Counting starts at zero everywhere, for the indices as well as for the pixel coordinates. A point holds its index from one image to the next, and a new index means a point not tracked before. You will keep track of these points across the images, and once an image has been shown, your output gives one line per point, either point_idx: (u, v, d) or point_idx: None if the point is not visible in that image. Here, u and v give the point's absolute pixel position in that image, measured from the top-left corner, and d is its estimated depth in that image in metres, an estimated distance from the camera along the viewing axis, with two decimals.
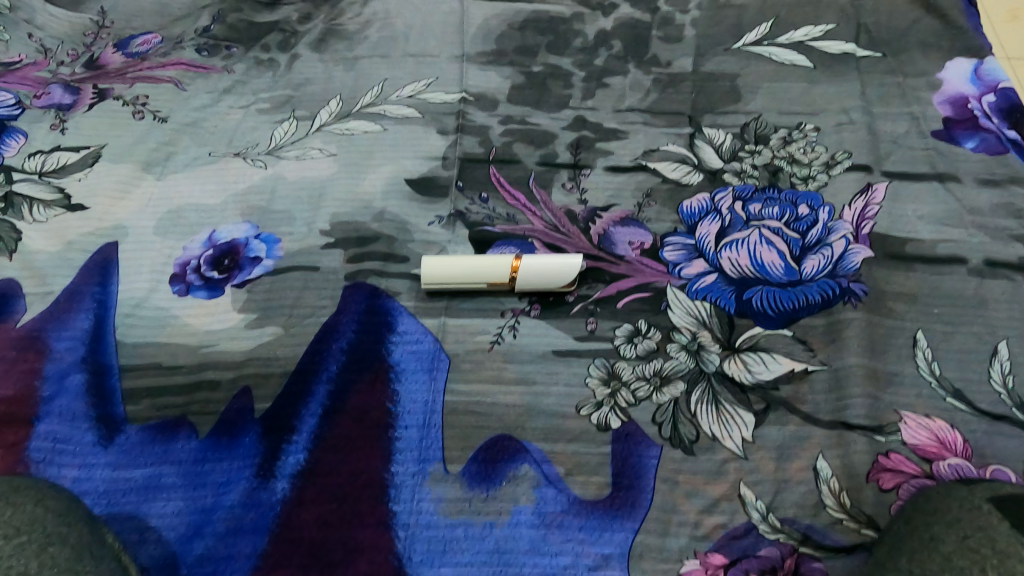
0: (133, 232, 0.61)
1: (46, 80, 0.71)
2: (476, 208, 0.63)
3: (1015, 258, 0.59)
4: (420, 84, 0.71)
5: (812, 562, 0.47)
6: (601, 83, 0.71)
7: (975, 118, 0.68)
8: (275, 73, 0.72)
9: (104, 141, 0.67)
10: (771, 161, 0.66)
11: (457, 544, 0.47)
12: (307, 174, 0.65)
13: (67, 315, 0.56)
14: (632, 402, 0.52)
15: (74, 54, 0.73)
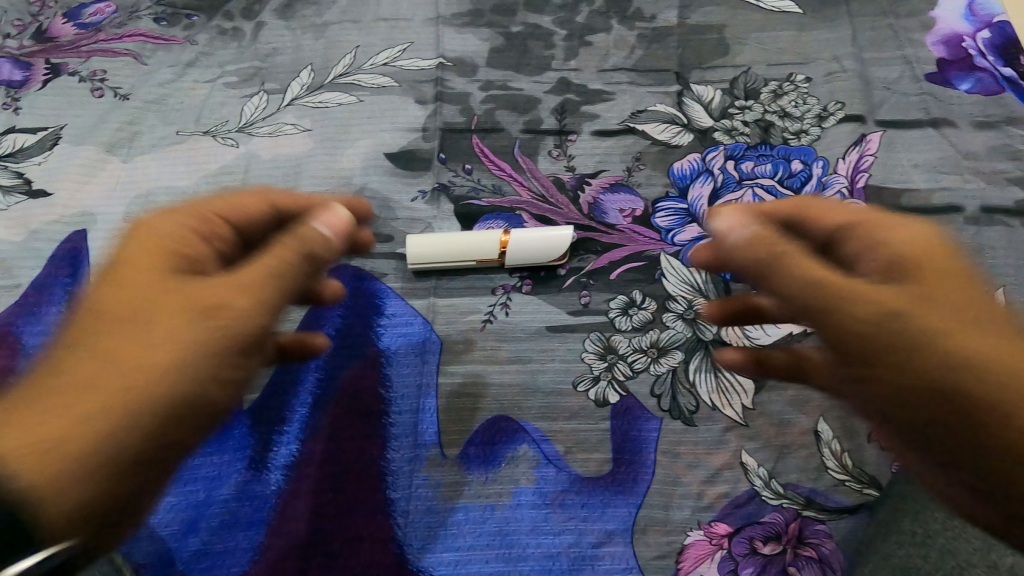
0: (102, 218, 0.59)
1: None
2: (460, 180, 0.60)
3: (1011, 203, 0.58)
4: (394, 51, 0.68)
5: (815, 525, 0.46)
6: (584, 42, 0.68)
7: (969, 58, 0.65)
8: (241, 44, 0.68)
9: (62, 122, 0.63)
10: (762, 116, 0.63)
11: (458, 528, 0.47)
12: (282, 152, 0.62)
13: (39, 308, 0.54)
14: (629, 375, 0.51)
15: (20, 24, 0.69)
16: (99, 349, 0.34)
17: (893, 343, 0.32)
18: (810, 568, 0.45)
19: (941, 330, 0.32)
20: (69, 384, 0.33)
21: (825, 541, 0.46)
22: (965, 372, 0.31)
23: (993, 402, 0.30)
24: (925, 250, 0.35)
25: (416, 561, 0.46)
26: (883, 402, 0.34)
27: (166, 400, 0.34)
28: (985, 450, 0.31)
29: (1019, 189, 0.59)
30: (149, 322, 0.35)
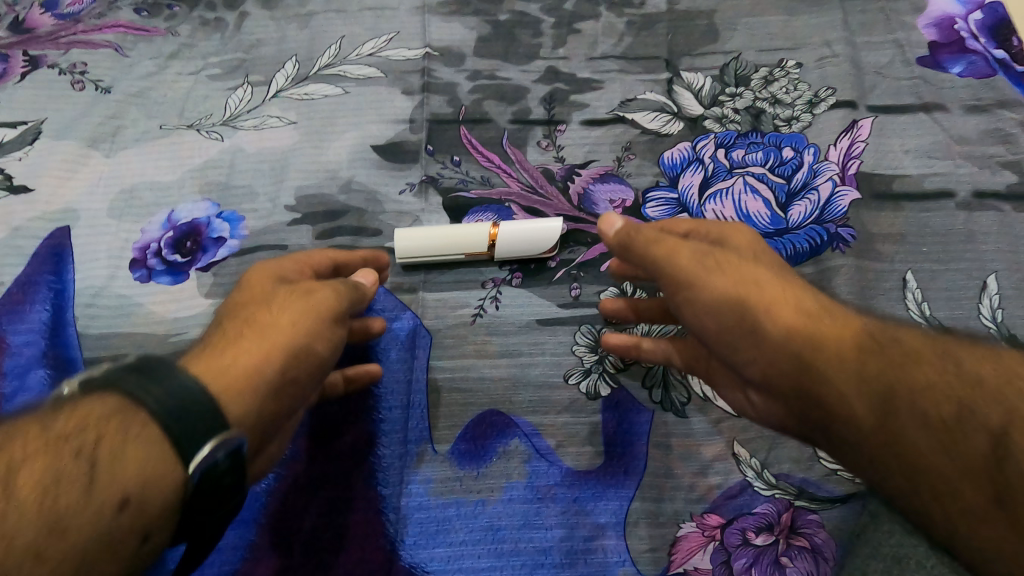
0: (85, 214, 0.58)
1: None
2: (448, 172, 0.60)
3: (1002, 187, 0.58)
4: (380, 40, 0.67)
5: (807, 515, 0.46)
6: (572, 29, 0.67)
7: (961, 41, 0.65)
8: (224, 35, 0.67)
9: (42, 116, 0.62)
10: (753, 103, 0.63)
11: (449, 524, 0.46)
12: (267, 145, 0.61)
13: (23, 307, 0.53)
14: (620, 367, 0.51)
15: None
16: (224, 344, 0.41)
17: (730, 301, 0.41)
18: (803, 558, 0.45)
19: (757, 288, 0.41)
20: (212, 355, 0.40)
21: (817, 530, 0.46)
22: (772, 317, 0.40)
23: (795, 339, 0.39)
24: (745, 239, 0.46)
25: (408, 558, 0.45)
26: (737, 358, 0.42)
27: (275, 368, 0.41)
28: (791, 381, 0.39)
29: (1011, 173, 0.58)
30: (273, 309, 0.43)
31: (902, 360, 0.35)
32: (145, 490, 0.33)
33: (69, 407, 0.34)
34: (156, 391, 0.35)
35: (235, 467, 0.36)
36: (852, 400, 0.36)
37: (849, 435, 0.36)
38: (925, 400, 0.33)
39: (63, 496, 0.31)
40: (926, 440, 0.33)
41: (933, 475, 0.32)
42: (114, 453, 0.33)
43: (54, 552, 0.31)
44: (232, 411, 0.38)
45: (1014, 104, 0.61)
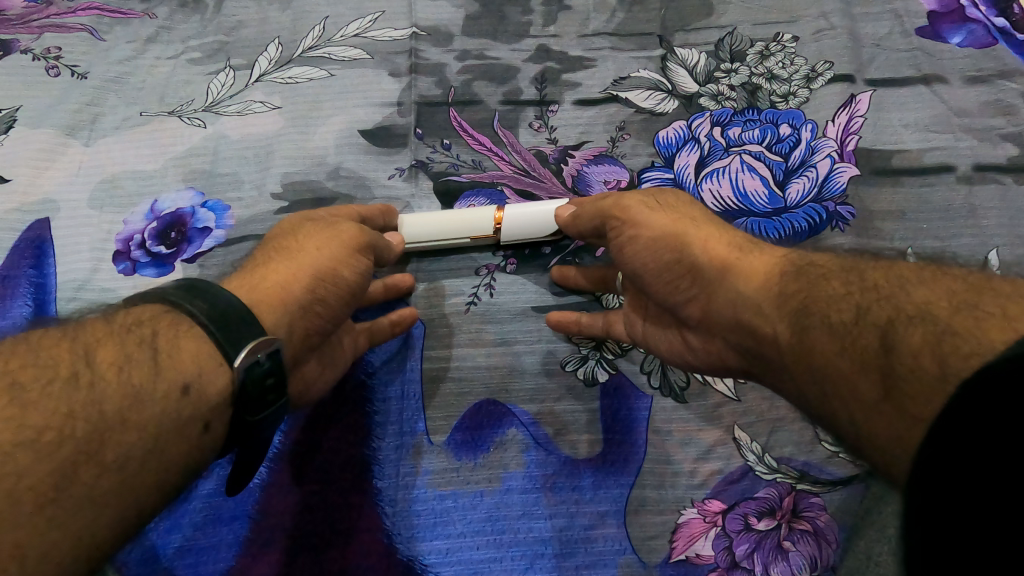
0: (65, 206, 0.56)
1: None
2: (438, 156, 0.58)
3: (1003, 160, 0.57)
4: (365, 20, 0.65)
5: (809, 498, 0.46)
6: (563, 5, 0.65)
7: (961, 9, 0.63)
8: (203, 16, 0.65)
9: (17, 104, 0.60)
10: (749, 79, 0.61)
11: (447, 515, 0.46)
12: (251, 131, 0.59)
13: (3, 302, 0.51)
14: (618, 353, 0.50)
15: None
16: (258, 266, 0.43)
17: (660, 241, 0.44)
18: (806, 542, 0.45)
19: (687, 228, 0.43)
20: (247, 274, 0.42)
21: (820, 514, 0.45)
22: (702, 247, 0.42)
23: (724, 270, 0.40)
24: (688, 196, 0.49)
25: (407, 550, 0.45)
26: (676, 300, 0.43)
27: (307, 286, 0.42)
28: (720, 308, 0.40)
29: (1012, 145, 0.57)
30: (301, 240, 0.45)
31: (816, 279, 0.36)
32: (204, 378, 0.34)
33: (126, 311, 0.36)
34: (205, 299, 0.36)
35: (276, 370, 0.37)
36: (772, 319, 0.37)
37: (773, 354, 0.37)
38: (829, 308, 0.34)
39: (134, 375, 0.32)
40: (827, 346, 0.33)
41: (839, 382, 0.32)
42: (175, 345, 0.34)
43: (133, 422, 0.31)
44: (266, 319, 0.39)
45: (1015, 74, 0.60)
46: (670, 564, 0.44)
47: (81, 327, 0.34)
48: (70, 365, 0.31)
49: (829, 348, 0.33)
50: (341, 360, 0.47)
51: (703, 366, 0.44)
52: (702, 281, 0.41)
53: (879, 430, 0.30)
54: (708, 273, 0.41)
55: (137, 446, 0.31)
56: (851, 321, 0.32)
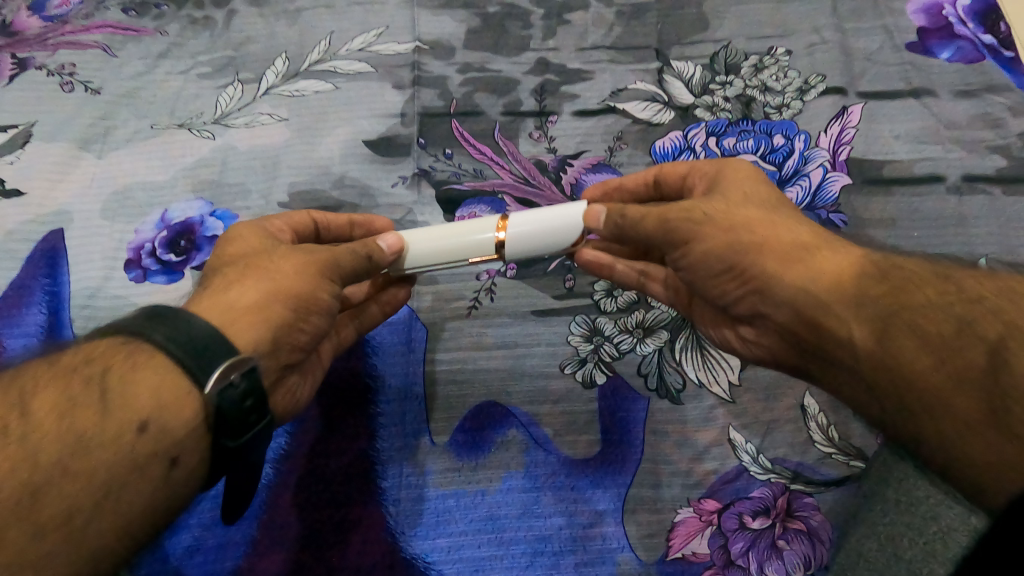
0: (78, 217, 0.58)
1: None
2: (440, 165, 0.60)
3: (992, 171, 0.58)
4: (369, 35, 0.67)
5: (803, 498, 0.47)
6: (562, 20, 0.67)
7: (949, 26, 0.65)
8: (213, 33, 0.67)
9: (33, 119, 0.62)
10: (744, 91, 0.63)
11: (449, 514, 0.47)
12: (258, 143, 0.61)
13: (19, 311, 0.53)
14: (615, 356, 0.51)
15: None
16: (230, 283, 0.41)
17: (722, 243, 0.43)
18: (800, 540, 0.46)
19: (743, 227, 0.43)
20: (217, 293, 0.41)
21: (813, 514, 0.46)
22: (771, 245, 0.41)
23: (793, 270, 0.40)
24: (746, 177, 0.47)
25: (410, 548, 0.46)
26: (737, 296, 0.44)
27: (288, 307, 0.41)
28: (783, 308, 0.41)
29: (1001, 157, 0.59)
30: (275, 257, 0.43)
31: (899, 284, 0.37)
32: (162, 412, 0.35)
33: (79, 345, 0.36)
34: (168, 327, 0.36)
35: (255, 390, 0.36)
36: (845, 322, 0.37)
37: (842, 354, 0.38)
38: (918, 318, 0.35)
39: (78, 421, 0.33)
40: (917, 358, 0.34)
41: (924, 392, 0.34)
42: (128, 380, 0.35)
43: (76, 471, 0.32)
44: (241, 342, 0.39)
45: (1002, 89, 0.62)
46: (667, 562, 0.45)
47: (31, 370, 0.35)
48: (8, 419, 0.32)
49: (921, 362, 0.34)
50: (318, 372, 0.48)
51: (749, 355, 0.47)
52: (763, 281, 0.41)
53: (956, 443, 0.33)
54: (771, 273, 0.41)
55: (84, 493, 0.32)
56: (952, 337, 0.34)
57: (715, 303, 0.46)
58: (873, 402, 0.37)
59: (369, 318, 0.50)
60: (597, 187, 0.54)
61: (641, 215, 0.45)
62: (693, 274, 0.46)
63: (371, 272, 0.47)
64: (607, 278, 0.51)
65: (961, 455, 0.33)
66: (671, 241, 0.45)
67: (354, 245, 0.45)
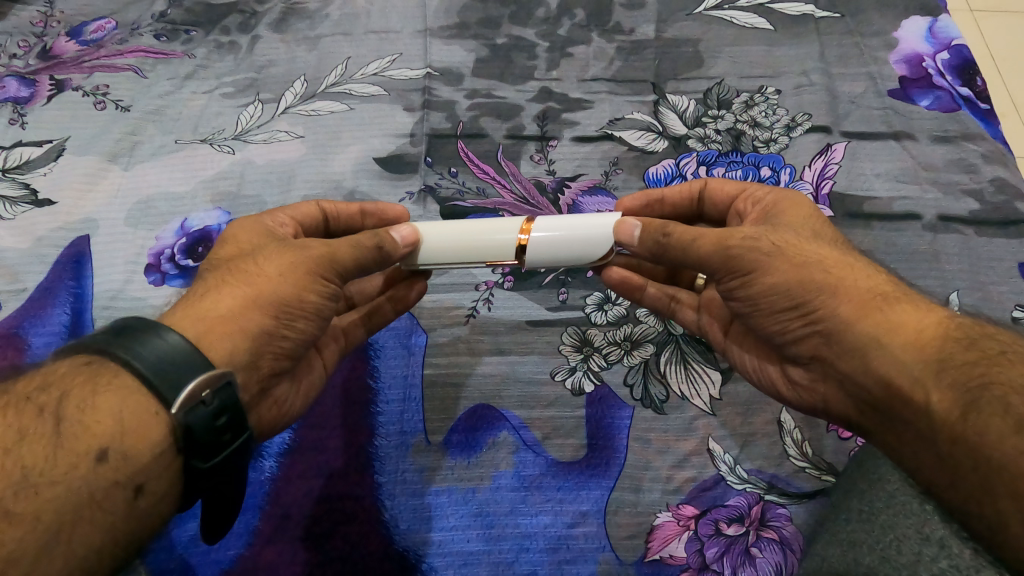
0: (103, 224, 0.61)
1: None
2: (445, 182, 0.64)
3: (966, 213, 0.61)
4: (384, 61, 0.71)
5: (776, 508, 0.49)
6: (565, 53, 0.72)
7: (929, 77, 0.69)
8: (237, 56, 0.72)
9: (66, 134, 0.66)
10: (734, 125, 0.67)
11: (440, 510, 0.49)
12: (275, 158, 0.65)
13: (44, 310, 0.56)
14: (604, 366, 0.54)
15: (25, 45, 0.72)
16: (210, 289, 0.42)
17: (791, 279, 0.42)
18: (772, 549, 0.47)
19: (817, 266, 0.42)
20: (195, 301, 0.42)
21: (786, 524, 0.48)
22: (842, 291, 0.41)
23: (863, 317, 0.40)
24: (806, 216, 0.48)
25: (402, 541, 0.48)
26: (796, 334, 0.44)
27: (265, 317, 0.42)
28: (845, 352, 0.41)
29: (974, 200, 0.62)
30: (259, 260, 0.44)
31: (991, 356, 0.36)
32: (123, 437, 0.35)
33: (36, 373, 0.37)
34: (134, 344, 0.36)
35: (227, 406, 0.37)
36: (922, 381, 0.37)
37: (903, 405, 0.38)
38: (1012, 396, 0.34)
39: (28, 456, 0.33)
40: (1003, 434, 0.33)
41: (1004, 471, 0.32)
42: (85, 408, 0.35)
43: (18, 513, 0.32)
44: (213, 355, 0.40)
45: (977, 137, 0.65)
46: (645, 563, 0.47)
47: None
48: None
49: (1007, 440, 0.32)
50: (314, 375, 0.50)
51: (793, 395, 0.47)
52: (833, 325, 0.41)
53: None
54: (845, 318, 0.40)
55: (28, 537, 0.32)
56: None
57: (769, 340, 0.47)
58: (935, 468, 0.36)
59: (379, 315, 0.53)
60: (641, 196, 0.55)
61: (697, 237, 0.45)
62: (752, 307, 0.45)
63: (378, 265, 0.47)
64: (637, 300, 0.54)
65: (1002, 527, 0.33)
66: (731, 270, 0.44)
67: (361, 237, 0.46)
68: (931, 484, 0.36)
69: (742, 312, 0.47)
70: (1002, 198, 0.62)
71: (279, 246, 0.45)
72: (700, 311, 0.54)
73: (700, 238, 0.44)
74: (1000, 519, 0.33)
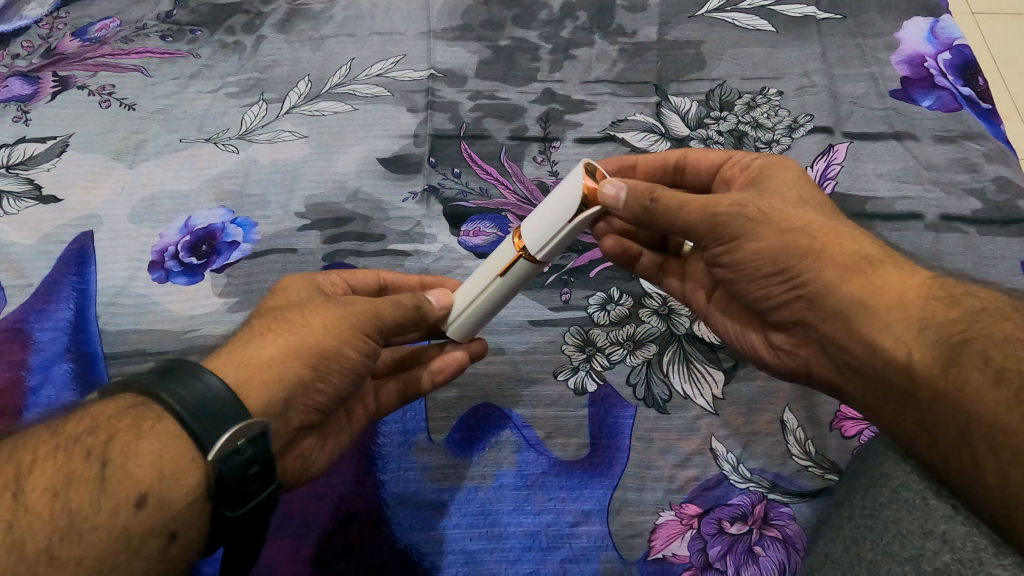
0: (108, 221, 0.61)
1: (3, 74, 0.71)
2: (448, 183, 0.64)
3: (968, 212, 0.61)
4: (388, 62, 0.72)
5: (780, 507, 0.48)
6: (568, 55, 0.72)
7: (930, 77, 0.70)
8: (241, 57, 0.73)
9: (71, 132, 0.66)
10: (736, 126, 0.67)
11: (443, 508, 0.49)
12: (279, 157, 0.65)
13: (48, 305, 0.56)
14: (606, 366, 0.55)
15: (29, 46, 0.73)
16: (252, 335, 0.42)
17: (776, 245, 0.44)
18: (775, 548, 0.47)
19: (803, 232, 0.44)
20: (236, 348, 0.41)
21: (789, 522, 0.48)
22: (827, 248, 0.44)
23: (843, 278, 0.42)
24: (792, 181, 0.48)
25: (404, 539, 0.48)
26: (773, 298, 0.47)
27: (303, 367, 0.41)
28: (824, 313, 0.43)
29: (976, 199, 0.62)
30: (305, 312, 0.43)
31: (973, 313, 0.39)
32: (163, 483, 0.34)
33: (82, 412, 0.37)
34: (177, 387, 0.36)
35: (259, 457, 0.36)
36: (904, 339, 0.39)
37: (891, 373, 0.40)
38: (993, 348, 0.36)
39: (74, 500, 0.34)
40: (982, 387, 0.35)
41: (982, 420, 0.35)
42: (130, 452, 0.35)
43: (63, 558, 0.33)
44: (251, 403, 0.39)
45: (980, 136, 0.65)
46: (648, 561, 0.47)
47: (30, 441, 0.36)
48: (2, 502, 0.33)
49: (987, 392, 0.35)
50: (342, 434, 0.49)
51: (775, 365, 0.50)
52: (818, 288, 0.43)
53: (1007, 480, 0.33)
54: (829, 281, 0.43)
55: None
56: None
57: (750, 305, 0.49)
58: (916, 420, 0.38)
59: (414, 386, 0.51)
60: (614, 161, 0.56)
61: (684, 203, 0.45)
62: (737, 273, 0.47)
63: (419, 323, 0.48)
64: (629, 263, 0.56)
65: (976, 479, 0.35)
66: (719, 236, 0.46)
67: (401, 297, 0.47)
68: (908, 438, 0.39)
69: (726, 278, 0.49)
70: (1004, 197, 0.61)
71: (324, 302, 0.45)
72: (684, 279, 0.56)
73: (687, 205, 0.45)
74: (978, 472, 0.35)
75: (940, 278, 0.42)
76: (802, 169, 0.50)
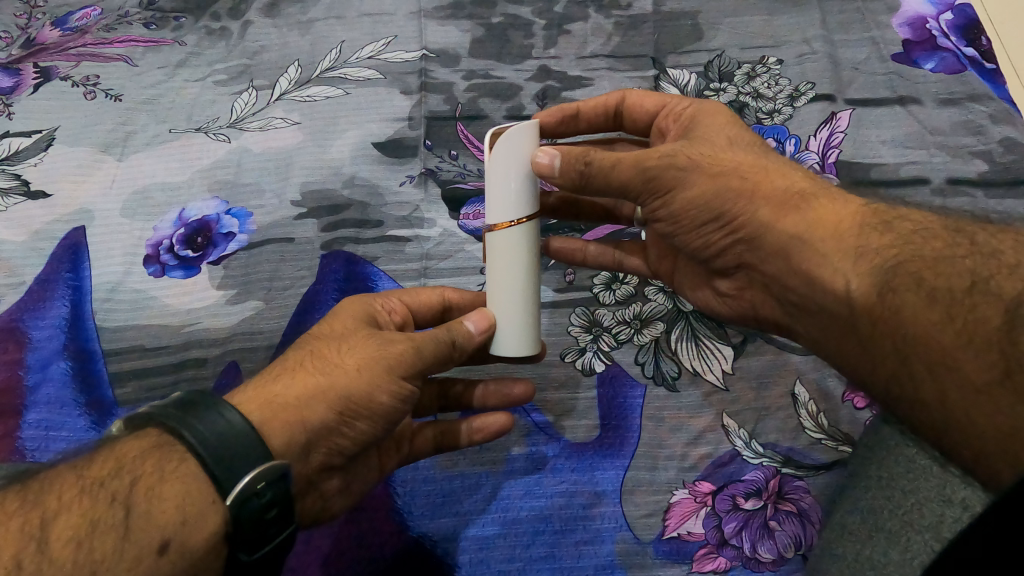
0: (99, 215, 0.60)
1: None
2: (446, 165, 0.63)
3: (975, 175, 0.60)
4: (379, 44, 0.70)
5: (794, 481, 0.48)
6: (562, 30, 0.71)
7: (933, 39, 0.68)
8: (228, 43, 0.71)
9: (56, 125, 0.65)
10: (737, 98, 0.66)
11: (454, 494, 0.49)
12: (272, 145, 0.64)
13: (43, 303, 0.55)
14: (614, 345, 0.54)
15: (7, 37, 0.71)
16: (292, 369, 0.42)
17: (709, 191, 0.44)
18: (791, 522, 0.46)
19: (734, 173, 0.44)
20: (264, 385, 0.41)
21: (804, 496, 0.47)
22: (762, 186, 0.43)
23: (779, 216, 0.42)
24: (721, 126, 0.48)
25: (417, 527, 0.47)
26: (711, 245, 0.46)
27: (329, 411, 0.40)
28: (764, 250, 0.43)
29: (983, 161, 0.61)
30: (344, 349, 0.42)
31: (905, 236, 0.38)
32: (186, 529, 0.34)
33: (106, 453, 0.36)
34: (198, 423, 0.35)
35: (279, 499, 0.36)
36: (843, 270, 0.39)
37: (834, 306, 0.39)
38: (924, 269, 0.36)
39: (98, 549, 0.32)
40: (917, 310, 0.35)
41: (916, 342, 0.34)
42: (153, 497, 0.34)
43: None
44: (274, 444, 0.39)
45: (984, 98, 0.64)
46: (664, 540, 0.46)
47: (51, 484, 0.34)
48: (25, 552, 0.31)
49: (921, 313, 0.34)
50: (368, 475, 0.47)
51: (726, 313, 0.51)
52: (754, 230, 0.43)
53: (946, 398, 0.33)
54: (763, 221, 0.42)
55: None
56: (963, 290, 0.34)
57: (696, 258, 0.49)
58: (858, 350, 0.38)
59: (452, 434, 0.49)
60: (558, 109, 0.55)
61: (617, 161, 0.45)
62: (675, 225, 0.47)
63: (456, 358, 0.45)
64: (580, 261, 0.56)
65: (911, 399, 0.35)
66: (653, 189, 0.45)
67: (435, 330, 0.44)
68: (854, 370, 0.39)
69: (666, 232, 0.48)
70: (1012, 158, 0.60)
71: (360, 336, 0.43)
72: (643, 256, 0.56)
73: (619, 163, 0.45)
74: (917, 393, 0.35)
75: (875, 205, 0.41)
76: (734, 114, 0.50)
